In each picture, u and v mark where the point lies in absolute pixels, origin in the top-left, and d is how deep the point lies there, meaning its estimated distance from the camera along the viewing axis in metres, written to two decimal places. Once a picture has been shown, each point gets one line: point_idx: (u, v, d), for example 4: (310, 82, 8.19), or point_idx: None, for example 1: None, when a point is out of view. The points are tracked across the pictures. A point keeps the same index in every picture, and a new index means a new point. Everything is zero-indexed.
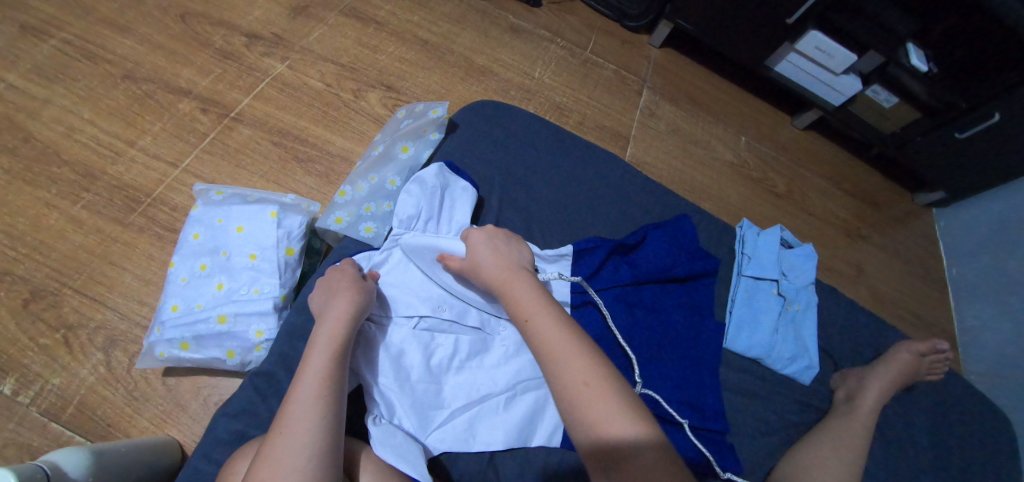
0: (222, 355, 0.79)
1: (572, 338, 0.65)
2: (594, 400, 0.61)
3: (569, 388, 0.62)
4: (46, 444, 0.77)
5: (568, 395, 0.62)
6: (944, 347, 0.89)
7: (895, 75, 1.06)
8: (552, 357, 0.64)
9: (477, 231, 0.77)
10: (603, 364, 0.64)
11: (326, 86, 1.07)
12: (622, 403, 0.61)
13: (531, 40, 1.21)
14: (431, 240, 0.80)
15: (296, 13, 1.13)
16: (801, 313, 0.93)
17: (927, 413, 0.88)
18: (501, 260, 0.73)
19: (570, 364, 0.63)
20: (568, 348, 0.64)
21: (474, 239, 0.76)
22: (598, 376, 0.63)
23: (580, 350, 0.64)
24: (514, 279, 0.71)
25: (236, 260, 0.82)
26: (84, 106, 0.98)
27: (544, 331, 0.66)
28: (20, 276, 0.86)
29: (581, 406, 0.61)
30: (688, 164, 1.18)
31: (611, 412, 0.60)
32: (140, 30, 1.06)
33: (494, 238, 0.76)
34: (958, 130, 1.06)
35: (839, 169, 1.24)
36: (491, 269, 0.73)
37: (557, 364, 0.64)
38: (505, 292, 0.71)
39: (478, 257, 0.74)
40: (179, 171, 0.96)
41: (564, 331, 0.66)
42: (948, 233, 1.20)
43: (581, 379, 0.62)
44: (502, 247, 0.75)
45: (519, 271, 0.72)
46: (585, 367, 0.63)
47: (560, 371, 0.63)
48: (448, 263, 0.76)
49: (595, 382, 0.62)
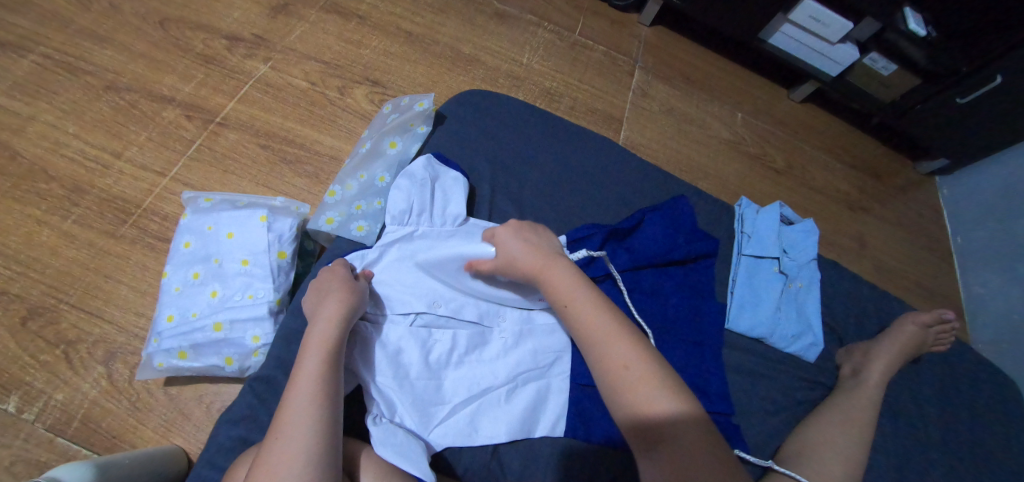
0: (220, 362, 0.79)
1: (612, 324, 0.66)
2: (637, 383, 0.61)
3: (614, 372, 0.63)
4: (54, 459, 0.78)
5: (613, 380, 0.63)
6: (950, 317, 0.88)
7: (893, 41, 1.02)
8: (595, 343, 0.65)
9: (503, 226, 0.75)
10: (643, 345, 0.64)
11: (311, 85, 1.06)
12: (663, 383, 0.62)
13: (518, 25, 1.19)
14: (450, 249, 0.79)
15: (276, 12, 1.11)
16: (804, 290, 0.92)
17: (934, 385, 0.87)
18: (535, 249, 0.72)
19: (613, 347, 0.64)
20: (611, 333, 0.65)
21: (501, 235, 0.74)
22: (639, 359, 0.63)
23: (621, 334, 0.65)
24: (549, 266, 0.70)
25: (229, 266, 0.81)
26: (69, 120, 0.98)
27: (585, 317, 0.66)
28: (15, 294, 0.86)
29: (625, 390, 0.62)
30: (683, 143, 1.15)
31: (652, 394, 0.61)
32: (119, 39, 1.05)
33: (522, 230, 0.75)
34: (958, 95, 1.04)
35: (839, 140, 1.22)
36: (525, 260, 0.72)
37: (600, 349, 0.64)
38: (543, 281, 0.70)
39: (511, 251, 0.73)
40: (168, 180, 0.96)
41: (604, 317, 0.66)
42: (952, 201, 1.17)
43: (624, 364, 0.63)
44: (532, 238, 0.74)
45: (554, 258, 0.71)
46: (627, 352, 0.63)
47: (604, 357, 0.64)
48: (478, 267, 0.74)
49: (637, 365, 0.62)
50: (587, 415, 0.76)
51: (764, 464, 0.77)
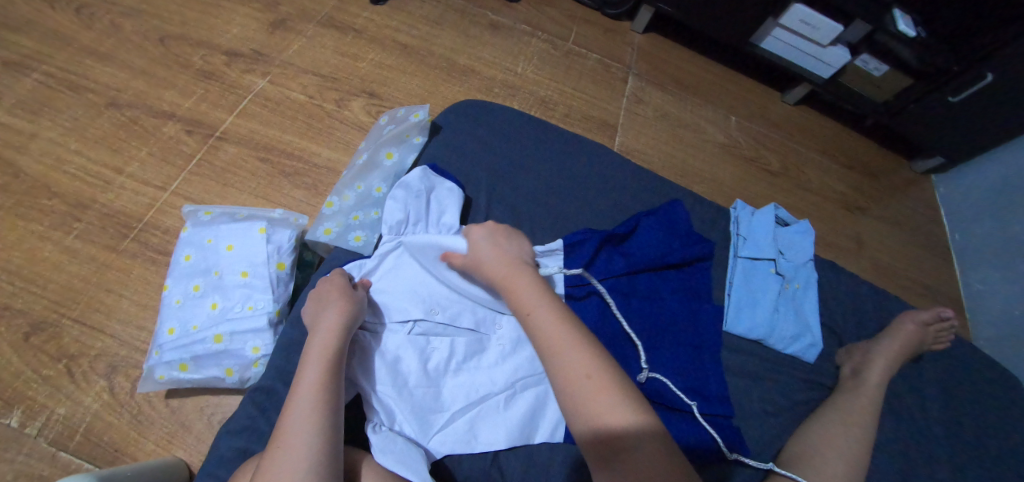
0: (220, 374, 0.79)
1: (573, 332, 0.64)
2: (596, 393, 0.60)
3: (573, 381, 0.61)
4: (56, 473, 0.78)
5: (570, 388, 0.61)
6: (948, 314, 0.88)
7: (883, 43, 1.03)
8: (553, 351, 0.63)
9: (477, 227, 0.75)
10: (604, 356, 0.63)
11: (309, 98, 1.07)
12: (622, 394, 0.60)
13: (512, 35, 1.21)
14: (429, 237, 0.79)
15: (274, 27, 1.13)
16: (802, 291, 0.92)
17: (936, 383, 0.87)
18: (502, 256, 0.72)
19: (571, 356, 0.62)
20: (571, 341, 0.63)
21: (474, 237, 0.74)
22: (600, 369, 0.62)
23: (581, 344, 0.63)
24: (514, 273, 0.70)
25: (228, 278, 0.82)
26: (71, 137, 0.99)
27: (546, 324, 0.65)
28: (19, 310, 0.87)
29: (582, 399, 0.60)
30: (679, 148, 1.16)
31: (611, 404, 0.60)
32: (121, 57, 1.06)
33: (496, 233, 0.75)
34: (951, 93, 1.04)
35: (834, 141, 1.22)
36: (493, 265, 0.72)
37: (558, 358, 0.62)
38: (506, 287, 0.69)
39: (480, 254, 0.73)
40: (169, 194, 0.97)
41: (567, 323, 0.65)
42: (949, 199, 1.17)
43: (583, 372, 0.61)
44: (502, 242, 0.74)
45: (521, 266, 0.71)
46: (586, 360, 0.62)
47: (562, 365, 0.62)
48: (450, 260, 0.75)
49: (596, 374, 0.61)
50: None
51: (765, 467, 0.77)
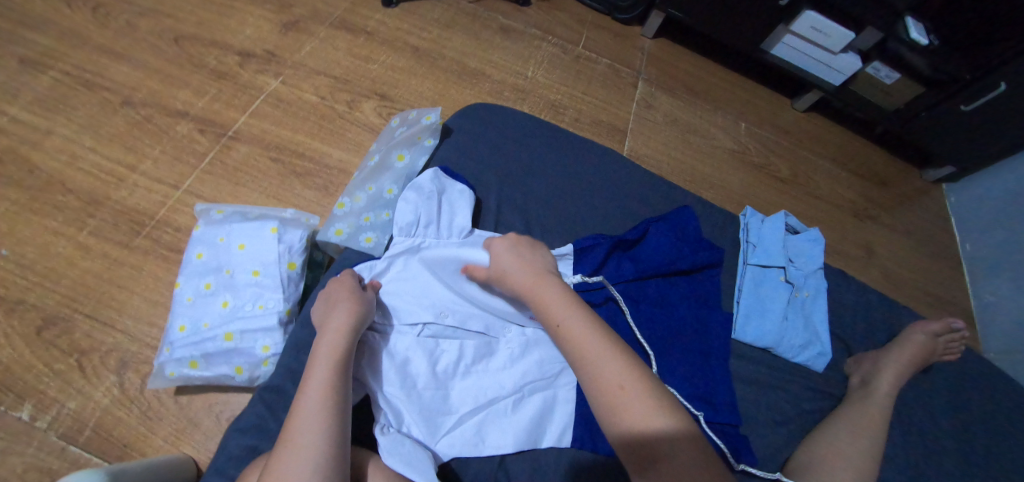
0: (230, 372, 0.80)
1: (603, 340, 0.65)
2: (631, 400, 0.60)
3: (607, 390, 0.62)
4: (66, 467, 0.78)
5: (604, 397, 0.62)
6: (959, 325, 0.88)
7: (895, 51, 1.03)
8: (585, 360, 0.64)
9: (500, 240, 0.77)
10: (635, 363, 0.64)
11: (321, 100, 1.08)
12: (656, 401, 0.61)
13: (523, 39, 1.21)
14: (450, 251, 0.81)
15: (287, 29, 1.14)
16: (811, 299, 0.92)
17: (946, 394, 0.87)
18: (527, 267, 0.73)
19: (604, 365, 0.63)
20: (602, 350, 0.64)
21: (496, 249, 0.76)
22: (633, 377, 0.62)
23: (613, 352, 0.64)
24: (541, 284, 0.71)
25: (239, 277, 0.83)
26: (86, 134, 1.00)
27: (576, 334, 0.66)
28: (31, 304, 0.87)
29: (618, 408, 0.61)
30: (688, 154, 1.16)
31: (646, 412, 0.60)
32: (136, 56, 1.07)
33: (517, 245, 0.76)
34: (963, 102, 1.04)
35: (844, 149, 1.22)
36: (519, 277, 0.73)
37: (590, 367, 0.63)
38: (534, 298, 0.70)
39: (504, 265, 0.74)
40: (181, 192, 0.98)
41: (597, 332, 0.66)
42: (960, 209, 1.17)
43: (616, 381, 0.62)
44: (526, 254, 0.75)
45: (546, 276, 0.72)
46: (618, 369, 0.62)
47: (595, 375, 0.63)
48: (473, 273, 0.76)
49: (630, 382, 0.62)
50: (595, 426, 0.76)
51: (773, 476, 0.77)
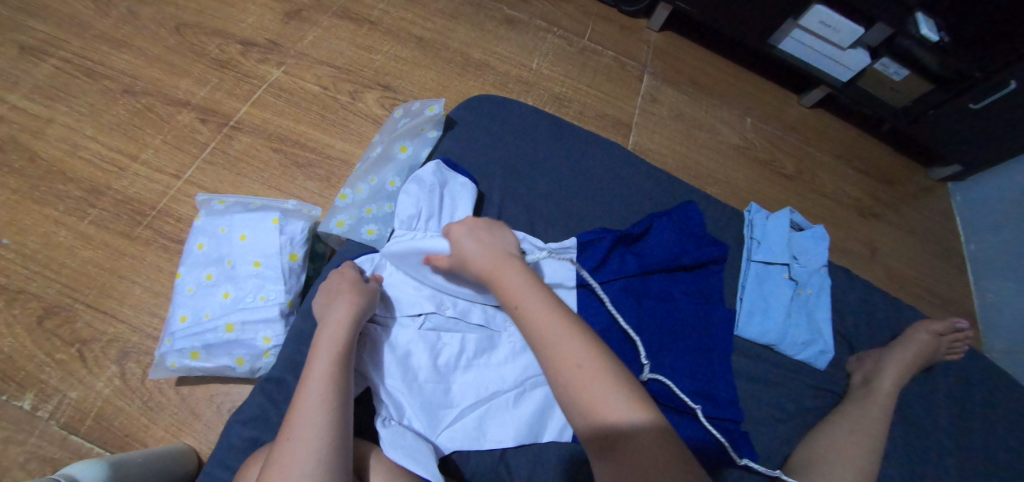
0: (231, 363, 0.79)
1: (562, 322, 0.62)
2: (588, 383, 0.58)
3: (564, 373, 0.59)
4: (67, 456, 0.79)
5: (562, 381, 0.59)
6: (964, 326, 0.87)
7: (904, 48, 1.02)
8: (542, 343, 0.61)
9: (458, 224, 0.73)
10: (595, 345, 0.61)
11: (323, 90, 1.07)
12: (616, 382, 0.58)
13: (527, 30, 1.20)
14: (409, 244, 0.76)
15: (289, 18, 1.13)
16: (814, 297, 0.91)
17: (948, 393, 0.86)
18: (487, 248, 0.70)
19: (563, 348, 0.60)
20: (560, 332, 0.61)
21: (455, 234, 0.72)
22: (591, 358, 0.59)
23: (572, 333, 0.61)
24: (501, 265, 0.68)
25: (241, 268, 0.82)
26: (86, 123, 1.00)
27: (534, 316, 0.63)
28: (32, 294, 0.87)
29: (575, 391, 0.58)
30: (693, 149, 1.15)
31: (605, 394, 0.57)
32: (137, 44, 1.06)
33: (475, 226, 0.73)
34: (971, 100, 1.03)
35: (849, 146, 1.21)
36: (478, 259, 0.69)
37: (548, 350, 0.61)
38: (493, 280, 0.67)
39: (463, 248, 0.71)
40: (182, 182, 0.97)
41: (555, 314, 0.63)
42: (965, 208, 1.16)
43: (574, 363, 0.59)
44: (485, 235, 0.72)
45: (507, 258, 0.69)
46: (576, 350, 0.60)
47: (553, 357, 0.60)
48: (435, 264, 0.73)
49: (588, 364, 0.59)
50: None
51: (772, 474, 0.77)
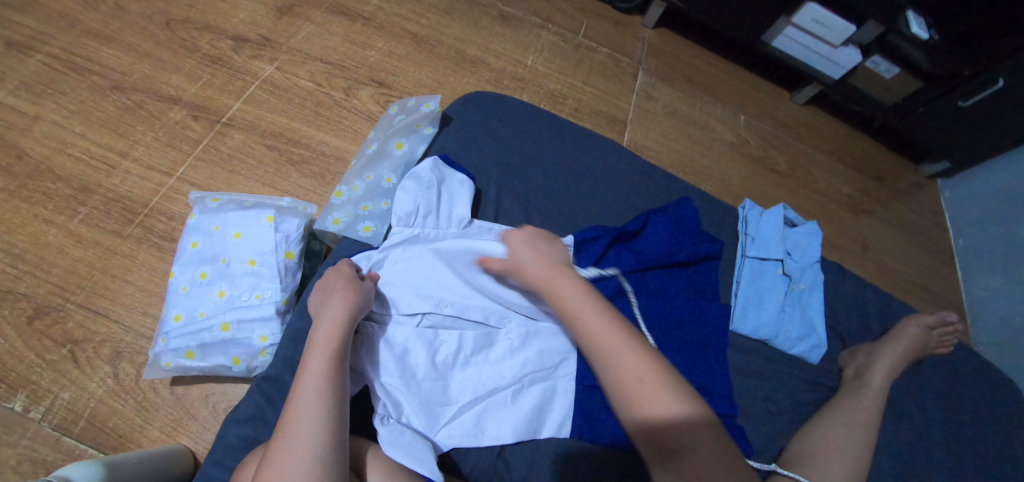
0: (227, 362, 0.79)
1: (621, 334, 0.67)
2: (650, 393, 0.62)
3: (627, 383, 0.64)
4: (60, 458, 0.78)
5: (625, 390, 0.63)
6: (953, 319, 0.89)
7: (894, 45, 1.04)
8: (604, 354, 0.66)
9: (515, 236, 0.78)
10: (653, 356, 0.66)
11: (317, 86, 1.06)
12: (677, 393, 0.63)
13: (522, 27, 1.20)
14: (461, 242, 0.80)
15: (282, 13, 1.11)
16: (807, 292, 0.92)
17: (938, 386, 0.88)
18: (545, 261, 0.74)
19: (626, 359, 0.65)
20: (621, 344, 0.66)
21: (513, 244, 0.77)
22: (651, 370, 0.64)
23: (631, 346, 0.66)
24: (559, 278, 0.72)
25: (235, 266, 0.81)
26: (75, 120, 0.98)
27: (595, 328, 0.67)
28: (22, 294, 0.86)
29: (638, 400, 0.63)
30: (687, 146, 1.16)
31: (666, 404, 0.62)
32: (126, 40, 1.05)
33: (533, 240, 0.77)
34: (961, 97, 1.04)
35: (841, 143, 1.22)
36: (537, 270, 0.74)
37: (610, 361, 0.65)
38: (551, 292, 0.72)
39: (521, 260, 0.75)
40: (175, 180, 0.96)
41: (615, 327, 0.67)
42: (954, 203, 1.18)
43: (636, 374, 0.64)
44: (542, 248, 0.76)
45: (564, 271, 0.74)
46: (637, 362, 0.64)
47: (615, 368, 0.65)
48: (490, 267, 0.76)
49: (649, 375, 0.63)
50: (593, 415, 0.76)
51: (767, 468, 0.78)
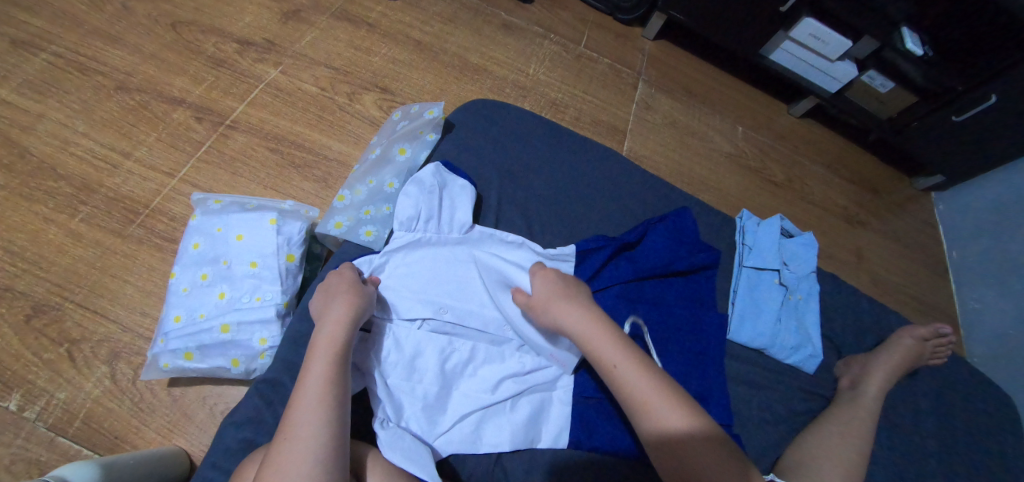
0: (226, 364, 0.79)
1: (662, 388, 0.65)
2: (698, 451, 0.62)
3: (674, 442, 0.63)
4: (54, 459, 0.77)
5: (673, 449, 0.63)
6: (947, 331, 0.89)
7: (889, 60, 1.06)
8: (647, 410, 0.64)
9: (545, 278, 0.75)
10: (695, 409, 0.65)
11: (321, 91, 1.07)
12: (722, 450, 0.63)
13: (525, 36, 1.21)
14: (498, 264, 0.81)
15: (287, 18, 1.12)
16: (804, 302, 0.93)
17: (932, 397, 0.89)
18: (577, 307, 0.72)
19: (666, 412, 0.64)
20: (663, 399, 0.64)
21: (544, 286, 0.75)
22: (696, 426, 0.63)
23: (674, 400, 0.65)
24: (592, 327, 0.70)
25: (237, 268, 0.81)
26: (78, 119, 0.98)
27: (636, 382, 0.66)
28: (20, 292, 0.85)
29: (686, 459, 0.62)
30: (687, 156, 1.17)
31: (714, 462, 0.62)
32: (131, 41, 1.05)
33: (561, 283, 0.75)
34: (955, 113, 1.06)
35: (838, 156, 1.24)
36: (569, 318, 0.71)
37: (654, 417, 0.64)
38: (587, 342, 0.69)
39: (553, 306, 0.73)
40: (176, 181, 0.96)
41: (655, 380, 0.66)
42: (947, 217, 1.20)
43: (684, 432, 0.63)
44: (571, 291, 0.74)
45: (596, 317, 0.71)
46: (682, 418, 0.63)
47: (660, 425, 0.64)
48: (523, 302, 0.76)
49: (696, 432, 0.63)
50: (591, 424, 0.76)
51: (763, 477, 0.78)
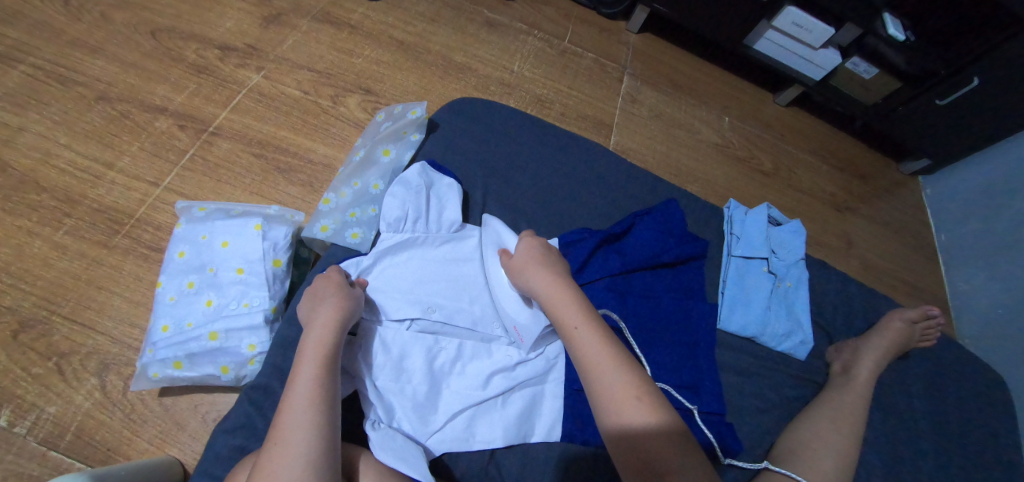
0: (216, 371, 0.79)
1: (618, 354, 0.66)
2: (642, 416, 0.63)
3: (620, 404, 0.63)
4: (47, 473, 0.77)
5: (617, 411, 0.63)
6: (935, 313, 0.90)
7: (872, 45, 1.06)
8: (599, 371, 0.65)
9: (521, 245, 0.77)
10: (647, 380, 0.65)
11: (304, 94, 1.06)
12: (667, 419, 0.63)
13: (508, 33, 1.21)
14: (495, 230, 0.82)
15: (268, 22, 1.12)
16: (793, 289, 0.93)
17: (923, 379, 0.89)
18: (550, 271, 0.73)
19: (618, 378, 0.64)
20: (617, 364, 0.65)
21: (520, 253, 0.76)
22: (645, 393, 0.64)
23: (626, 367, 0.65)
24: (560, 290, 0.71)
25: (223, 275, 0.81)
26: (60, 131, 0.97)
27: (593, 345, 0.66)
28: (7, 307, 0.85)
29: (628, 421, 0.63)
30: (674, 148, 1.17)
31: (655, 428, 0.62)
32: (111, 50, 1.05)
33: (538, 249, 0.76)
34: (938, 96, 1.07)
35: (824, 143, 1.24)
36: (541, 280, 0.72)
37: (605, 379, 0.65)
38: (553, 303, 0.70)
39: (526, 269, 0.74)
40: (162, 190, 0.96)
41: (612, 346, 0.67)
42: (935, 200, 1.20)
43: (630, 396, 0.63)
44: (545, 258, 0.75)
45: (567, 284, 0.73)
46: (631, 383, 0.64)
47: (608, 385, 0.64)
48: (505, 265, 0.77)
49: (643, 399, 0.63)
50: (584, 417, 0.76)
51: (757, 466, 0.78)
